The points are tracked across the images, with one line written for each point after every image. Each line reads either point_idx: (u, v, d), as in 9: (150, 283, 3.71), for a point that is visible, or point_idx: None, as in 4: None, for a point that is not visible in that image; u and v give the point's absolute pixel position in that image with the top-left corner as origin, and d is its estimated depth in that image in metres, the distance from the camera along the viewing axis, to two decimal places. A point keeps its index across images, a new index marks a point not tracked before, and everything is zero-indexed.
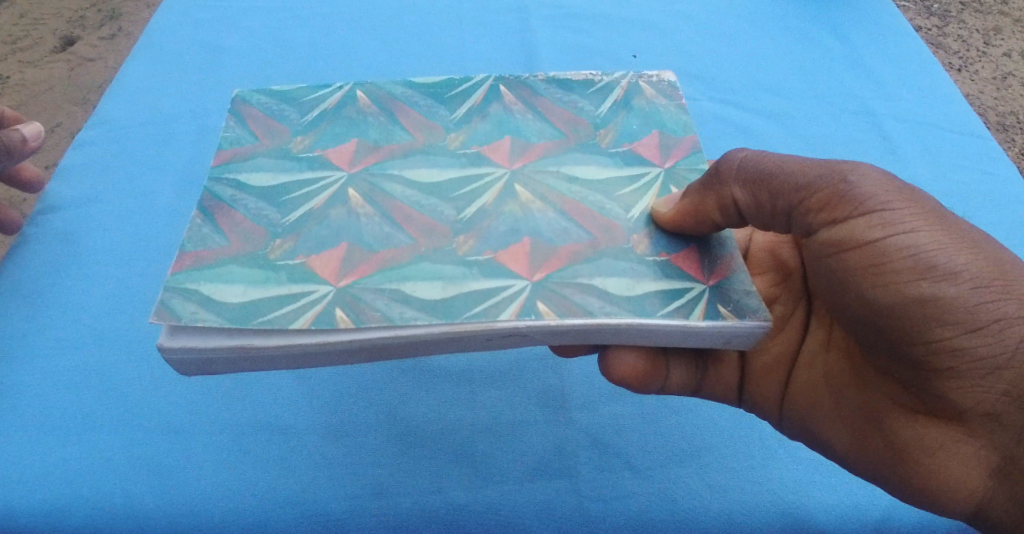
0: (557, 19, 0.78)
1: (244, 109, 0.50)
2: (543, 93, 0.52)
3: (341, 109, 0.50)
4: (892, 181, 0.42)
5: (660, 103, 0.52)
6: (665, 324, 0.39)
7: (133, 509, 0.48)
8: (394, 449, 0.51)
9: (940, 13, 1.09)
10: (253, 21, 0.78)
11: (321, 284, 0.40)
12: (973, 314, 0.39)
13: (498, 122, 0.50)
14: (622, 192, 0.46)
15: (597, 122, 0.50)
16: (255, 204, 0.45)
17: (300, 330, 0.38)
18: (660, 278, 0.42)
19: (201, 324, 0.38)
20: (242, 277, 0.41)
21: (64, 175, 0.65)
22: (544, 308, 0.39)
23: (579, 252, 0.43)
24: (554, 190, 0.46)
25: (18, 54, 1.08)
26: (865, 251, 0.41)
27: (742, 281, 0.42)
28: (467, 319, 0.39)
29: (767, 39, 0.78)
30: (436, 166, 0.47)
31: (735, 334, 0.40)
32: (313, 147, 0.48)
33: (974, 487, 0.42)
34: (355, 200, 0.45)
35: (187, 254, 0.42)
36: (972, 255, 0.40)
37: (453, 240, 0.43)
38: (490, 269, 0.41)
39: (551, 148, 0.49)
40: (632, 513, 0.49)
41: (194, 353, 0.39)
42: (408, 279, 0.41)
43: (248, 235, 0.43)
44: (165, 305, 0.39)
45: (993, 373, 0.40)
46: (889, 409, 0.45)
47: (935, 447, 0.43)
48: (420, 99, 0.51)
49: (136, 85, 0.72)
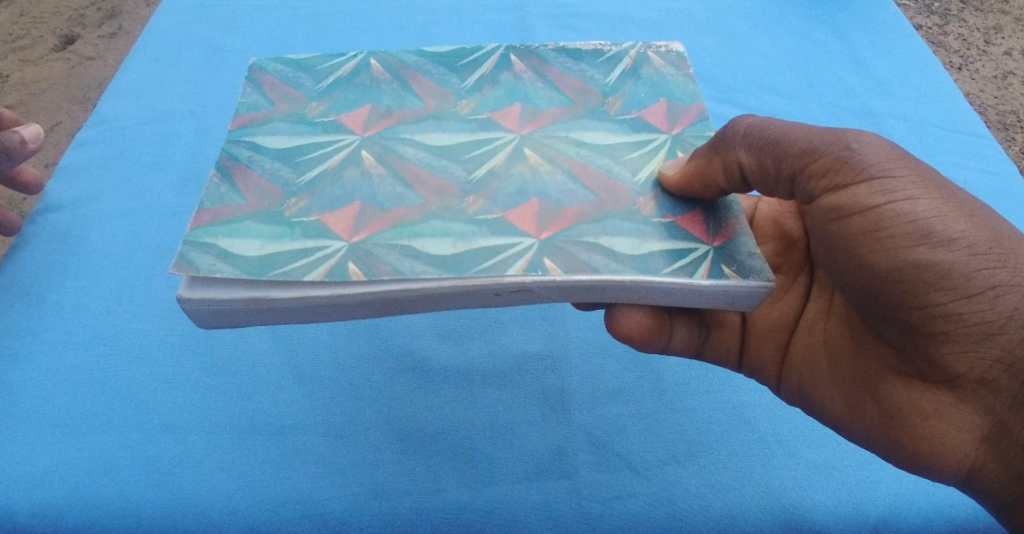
0: (556, 18, 0.79)
1: (261, 77, 0.51)
2: (552, 62, 0.52)
3: (355, 77, 0.51)
4: (894, 150, 0.42)
5: (669, 73, 0.52)
6: (669, 282, 0.40)
7: (131, 507, 0.48)
8: (393, 449, 0.51)
9: (940, 12, 1.09)
10: (256, 20, 0.79)
11: (334, 240, 0.41)
12: (970, 280, 0.40)
13: (509, 89, 0.50)
14: (630, 156, 0.47)
15: (605, 90, 0.51)
16: (271, 164, 0.46)
17: (314, 282, 0.39)
18: (665, 239, 0.42)
19: (219, 275, 0.39)
20: (259, 232, 0.42)
21: (64, 175, 0.66)
22: (551, 264, 0.40)
23: (586, 213, 0.43)
24: (562, 154, 0.47)
25: (18, 53, 1.08)
26: (865, 217, 0.41)
27: (746, 243, 0.42)
28: (476, 273, 0.39)
29: (766, 38, 0.79)
30: (448, 131, 0.48)
31: (738, 293, 0.40)
32: (327, 112, 0.49)
33: (967, 452, 0.43)
34: (368, 161, 0.46)
35: (206, 211, 0.43)
36: (971, 223, 0.40)
37: (463, 200, 0.43)
38: (499, 227, 0.42)
39: (560, 115, 0.49)
40: (632, 512, 0.49)
41: (212, 304, 0.39)
42: (419, 236, 0.41)
43: (264, 194, 0.44)
44: (185, 258, 0.40)
45: (986, 339, 0.41)
46: (885, 373, 0.45)
47: (929, 411, 0.44)
48: (433, 68, 0.52)
49: (135, 85, 0.73)
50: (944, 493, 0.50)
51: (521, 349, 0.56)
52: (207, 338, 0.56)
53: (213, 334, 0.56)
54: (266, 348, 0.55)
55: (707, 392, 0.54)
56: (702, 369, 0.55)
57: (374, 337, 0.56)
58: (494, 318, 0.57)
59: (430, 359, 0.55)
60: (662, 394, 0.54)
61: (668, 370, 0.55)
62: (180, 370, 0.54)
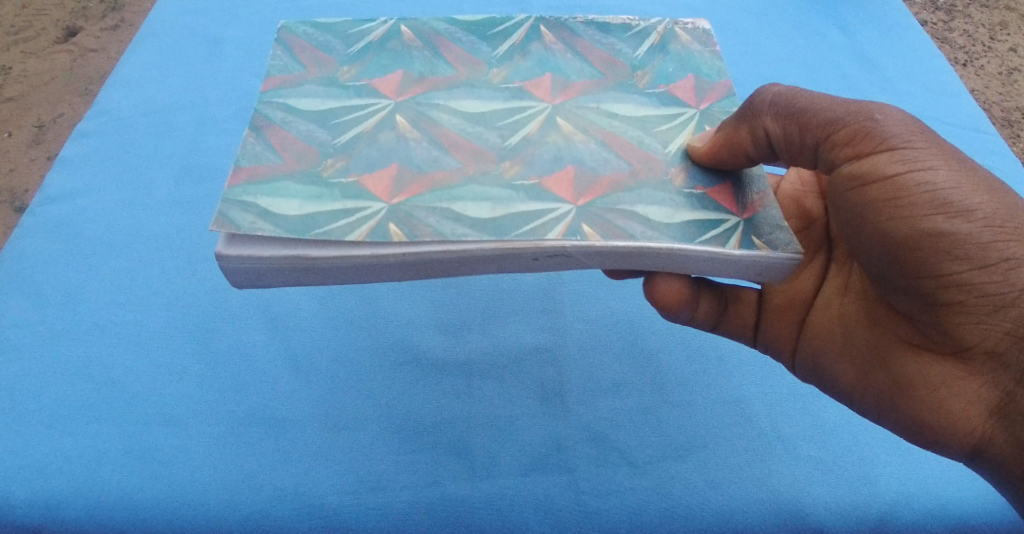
0: (559, 9, 0.78)
1: (290, 40, 0.51)
2: (582, 35, 0.52)
3: (386, 43, 0.51)
4: (915, 123, 0.42)
5: (696, 49, 0.52)
6: (702, 251, 0.40)
7: (128, 499, 0.48)
8: (393, 442, 0.51)
9: (946, 7, 1.09)
10: (259, 12, 0.79)
11: (373, 201, 0.41)
12: (984, 251, 0.39)
13: (539, 60, 0.50)
14: (660, 128, 0.47)
15: (634, 64, 0.50)
16: (306, 126, 0.45)
17: (356, 243, 0.39)
18: (696, 209, 0.42)
19: (260, 233, 0.39)
20: (298, 192, 0.41)
21: (63, 166, 0.66)
22: (589, 230, 0.40)
23: (620, 181, 0.43)
24: (594, 123, 0.46)
25: (20, 45, 1.07)
26: (884, 186, 0.40)
27: (775, 216, 0.42)
28: (516, 237, 0.39)
29: (770, 31, 0.78)
30: (480, 98, 0.47)
31: (768, 265, 0.40)
32: (359, 77, 0.48)
33: (973, 426, 0.42)
34: (403, 125, 0.45)
35: (243, 169, 0.42)
36: (988, 195, 0.40)
37: (499, 165, 0.43)
38: (536, 192, 0.42)
39: (589, 86, 0.49)
40: (630, 507, 0.49)
41: (251, 263, 0.39)
42: (457, 200, 0.41)
43: (300, 155, 0.44)
44: (224, 215, 0.39)
45: (998, 311, 0.40)
46: (897, 345, 0.45)
47: (938, 383, 0.43)
48: (462, 36, 0.51)
49: (136, 76, 0.73)
50: (944, 490, 0.50)
51: (521, 342, 0.55)
52: (206, 331, 0.56)
53: (213, 325, 0.56)
54: (266, 340, 0.55)
55: (708, 389, 0.54)
56: (704, 364, 0.55)
57: (374, 331, 0.56)
58: (494, 311, 0.57)
59: (430, 352, 0.55)
60: (662, 388, 0.54)
61: (668, 363, 0.55)
62: (179, 362, 0.54)
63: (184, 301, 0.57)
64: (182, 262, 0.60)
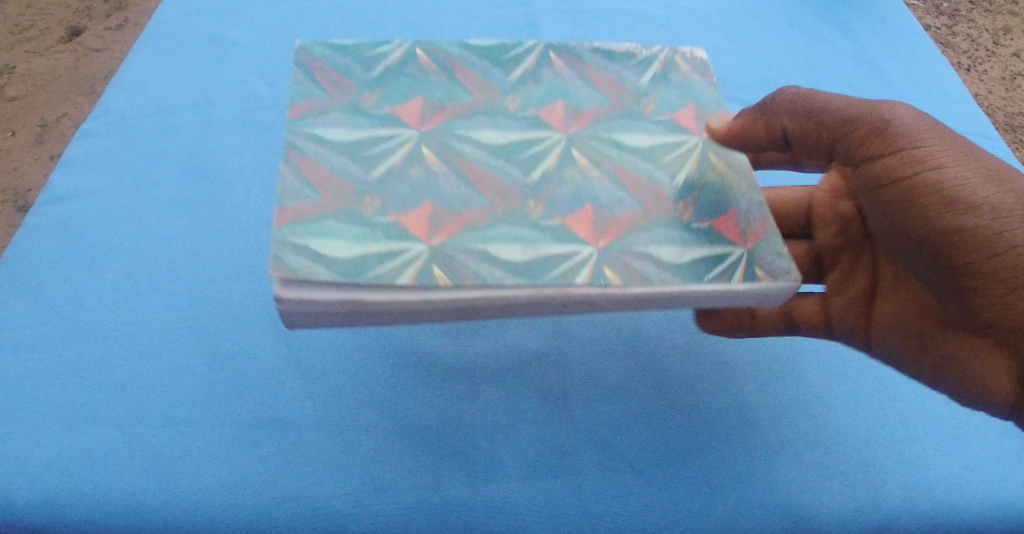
0: (564, 11, 0.79)
1: (309, 63, 0.51)
2: (589, 61, 0.55)
3: (404, 67, 0.52)
4: (925, 119, 0.45)
5: (693, 79, 0.55)
6: (711, 289, 0.42)
7: (133, 501, 0.48)
8: (396, 446, 0.51)
9: (950, 11, 1.09)
10: (266, 12, 0.80)
11: (413, 242, 0.41)
12: (994, 237, 0.41)
13: (552, 86, 0.52)
14: (666, 158, 0.49)
15: (639, 92, 0.53)
16: (337, 158, 0.46)
17: (405, 286, 0.39)
18: (705, 244, 0.44)
19: (317, 277, 0.39)
20: (344, 234, 0.42)
21: (67, 167, 0.66)
22: (611, 274, 0.41)
23: (634, 221, 0.45)
24: (607, 157, 0.48)
25: (23, 43, 1.08)
26: (895, 179, 0.44)
27: (774, 245, 0.45)
28: (551, 281, 0.40)
29: (774, 32, 0.79)
30: (499, 128, 0.49)
31: (769, 295, 0.43)
32: (382, 103, 0.49)
33: (1002, 395, 0.43)
34: (431, 160, 0.46)
35: (288, 207, 0.42)
36: (996, 184, 0.42)
37: (525, 202, 0.45)
38: (562, 233, 0.43)
39: (601, 113, 0.51)
40: (634, 512, 0.49)
41: (308, 304, 0.39)
42: (491, 241, 0.42)
43: (338, 191, 0.44)
44: (279, 258, 0.39)
45: (1015, 292, 0.41)
46: (929, 329, 0.47)
47: (967, 361, 0.44)
48: (477, 61, 0.53)
49: (143, 76, 0.73)
50: (942, 496, 0.50)
51: (521, 347, 0.55)
52: (211, 332, 0.56)
53: (219, 327, 0.56)
54: (271, 343, 0.55)
55: (710, 393, 0.54)
56: (705, 370, 0.55)
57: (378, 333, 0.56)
58: None
59: (433, 356, 0.55)
60: (663, 393, 0.54)
61: (669, 369, 0.55)
62: (184, 364, 0.54)
63: (189, 304, 0.57)
64: (187, 264, 0.60)
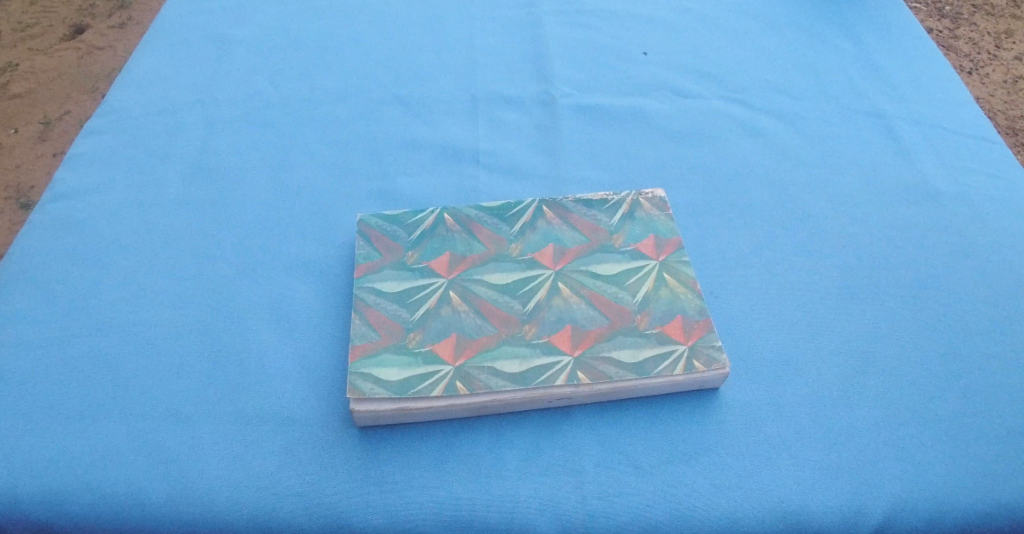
0: (569, 22, 0.82)
1: (366, 231, 0.59)
2: (573, 210, 0.60)
3: (435, 228, 0.59)
4: None
5: (656, 216, 0.60)
6: (655, 380, 0.51)
7: (134, 494, 0.49)
8: (394, 442, 0.51)
9: (951, 16, 1.09)
10: (278, 21, 0.82)
11: (443, 364, 0.50)
12: None
13: (545, 232, 0.58)
14: (632, 280, 0.55)
15: (612, 229, 0.59)
16: (391, 306, 0.54)
17: (437, 396, 0.49)
18: (654, 343, 0.51)
19: (379, 395, 0.49)
20: (396, 360, 0.51)
21: (73, 164, 0.67)
22: (581, 375, 0.50)
23: (603, 331, 0.52)
24: (582, 284, 0.55)
25: (29, 42, 1.09)
26: None
27: (711, 337, 0.52)
28: (539, 385, 0.50)
29: (776, 38, 0.81)
30: (504, 267, 0.56)
31: (704, 379, 0.51)
32: (421, 259, 0.57)
33: None
34: (456, 301, 0.54)
35: (355, 347, 0.51)
36: None
37: (522, 327, 0.52)
38: (551, 347, 0.51)
39: (581, 250, 0.57)
40: (632, 509, 0.48)
41: (373, 411, 0.49)
42: (497, 359, 0.51)
43: (390, 330, 0.52)
44: (353, 384, 0.49)
45: None
46: None
47: None
48: (488, 218, 0.60)
49: (152, 78, 0.75)
50: (953, 496, 0.48)
51: None
52: (213, 327, 0.56)
53: (221, 322, 0.57)
54: (272, 337, 0.56)
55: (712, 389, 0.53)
56: None
57: None
58: None
59: None
60: None
61: None
62: (186, 358, 0.55)
63: (191, 299, 0.58)
64: (189, 260, 0.60)
